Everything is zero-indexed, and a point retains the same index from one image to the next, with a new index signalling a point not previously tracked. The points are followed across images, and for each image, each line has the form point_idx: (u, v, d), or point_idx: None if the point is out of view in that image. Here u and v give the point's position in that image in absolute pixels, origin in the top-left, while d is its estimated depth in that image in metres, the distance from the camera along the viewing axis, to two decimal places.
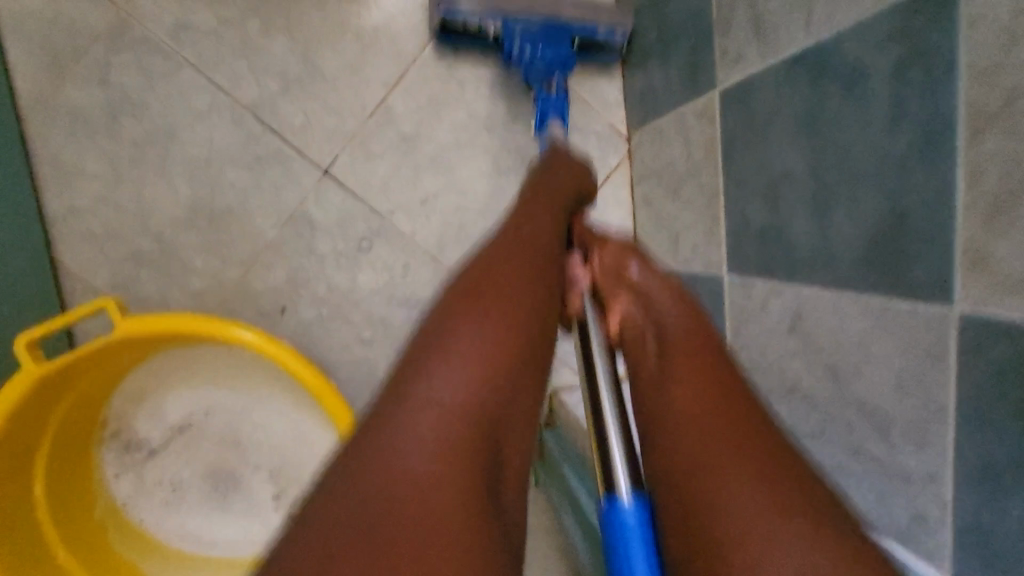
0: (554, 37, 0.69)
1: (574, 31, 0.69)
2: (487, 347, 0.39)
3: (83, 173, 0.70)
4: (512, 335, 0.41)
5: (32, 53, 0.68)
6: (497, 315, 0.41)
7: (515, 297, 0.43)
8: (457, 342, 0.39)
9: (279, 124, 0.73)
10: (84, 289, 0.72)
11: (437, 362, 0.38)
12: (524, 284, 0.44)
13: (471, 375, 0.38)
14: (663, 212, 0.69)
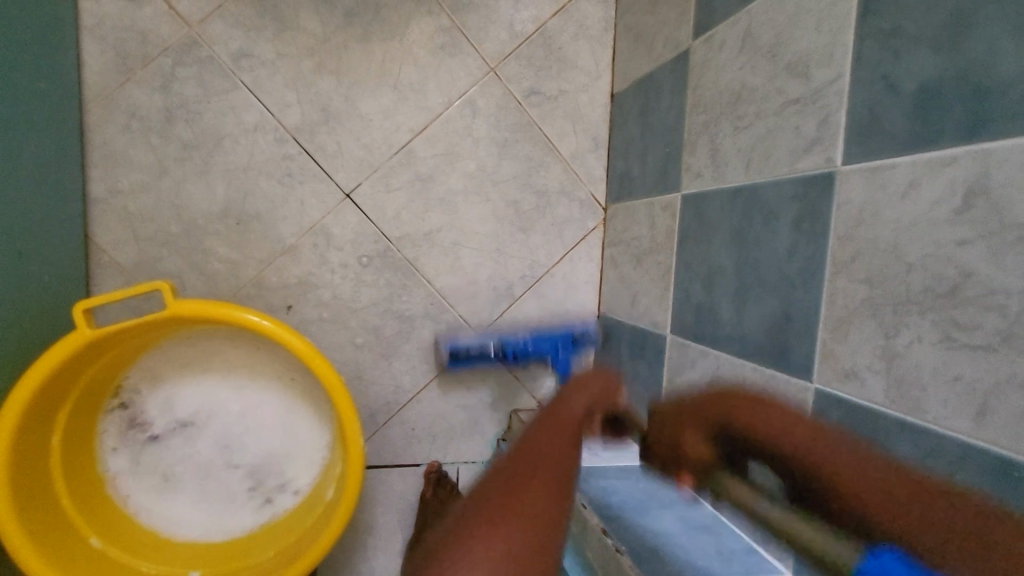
0: (545, 332, 0.89)
1: (562, 324, 0.91)
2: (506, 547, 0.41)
3: (131, 164, 0.78)
4: (514, 537, 0.42)
5: (105, 53, 0.76)
6: (512, 519, 0.43)
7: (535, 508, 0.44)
8: (466, 550, 0.41)
9: (314, 149, 0.84)
10: (110, 264, 0.79)
11: (465, 542, 0.42)
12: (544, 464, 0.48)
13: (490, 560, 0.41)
14: (627, 274, 0.84)
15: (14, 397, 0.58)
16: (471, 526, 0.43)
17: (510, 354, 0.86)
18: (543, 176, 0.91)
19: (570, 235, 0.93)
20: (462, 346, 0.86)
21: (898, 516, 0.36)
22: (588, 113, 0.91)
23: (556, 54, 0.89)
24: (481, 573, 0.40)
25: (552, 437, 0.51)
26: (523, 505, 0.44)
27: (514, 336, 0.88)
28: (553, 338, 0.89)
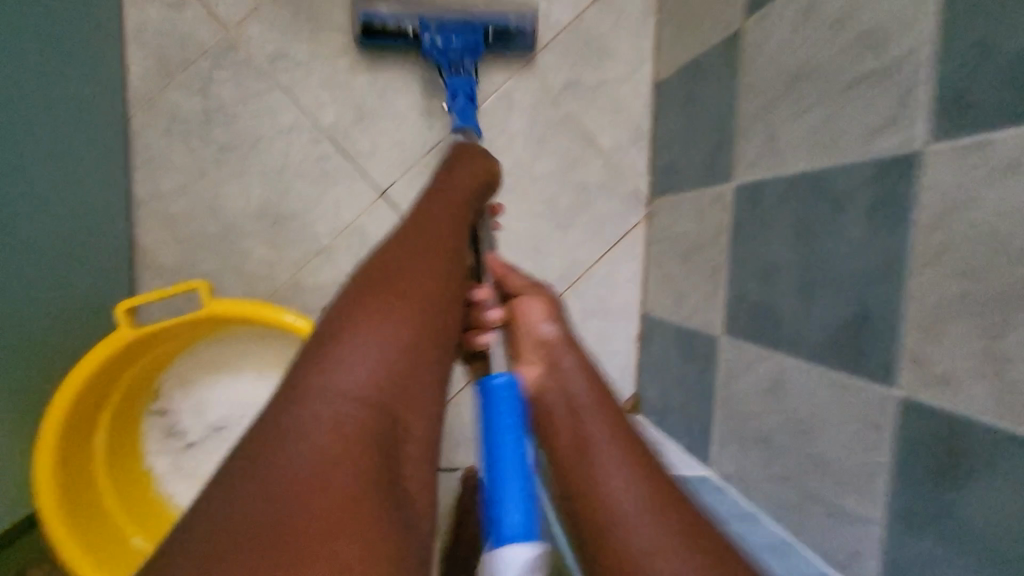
0: (465, 28, 0.79)
1: (483, 23, 0.79)
2: (386, 325, 0.38)
3: (171, 167, 0.79)
4: (406, 319, 0.39)
5: (146, 58, 0.77)
6: (386, 303, 0.39)
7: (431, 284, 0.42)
8: (343, 352, 0.36)
9: (348, 148, 0.83)
10: (152, 267, 0.80)
11: (333, 354, 0.36)
12: (426, 265, 0.43)
13: (372, 354, 0.37)
14: (672, 273, 0.80)
15: (57, 402, 0.58)
16: (321, 353, 0.37)
17: (444, 59, 0.79)
18: (582, 171, 0.87)
19: (610, 232, 0.89)
20: (379, 18, 0.76)
21: (655, 502, 0.38)
22: (628, 104, 0.87)
23: (594, 43, 0.85)
24: (375, 352, 0.37)
25: (438, 232, 0.47)
26: (383, 307, 0.39)
27: (437, 17, 0.78)
28: (462, 28, 0.79)
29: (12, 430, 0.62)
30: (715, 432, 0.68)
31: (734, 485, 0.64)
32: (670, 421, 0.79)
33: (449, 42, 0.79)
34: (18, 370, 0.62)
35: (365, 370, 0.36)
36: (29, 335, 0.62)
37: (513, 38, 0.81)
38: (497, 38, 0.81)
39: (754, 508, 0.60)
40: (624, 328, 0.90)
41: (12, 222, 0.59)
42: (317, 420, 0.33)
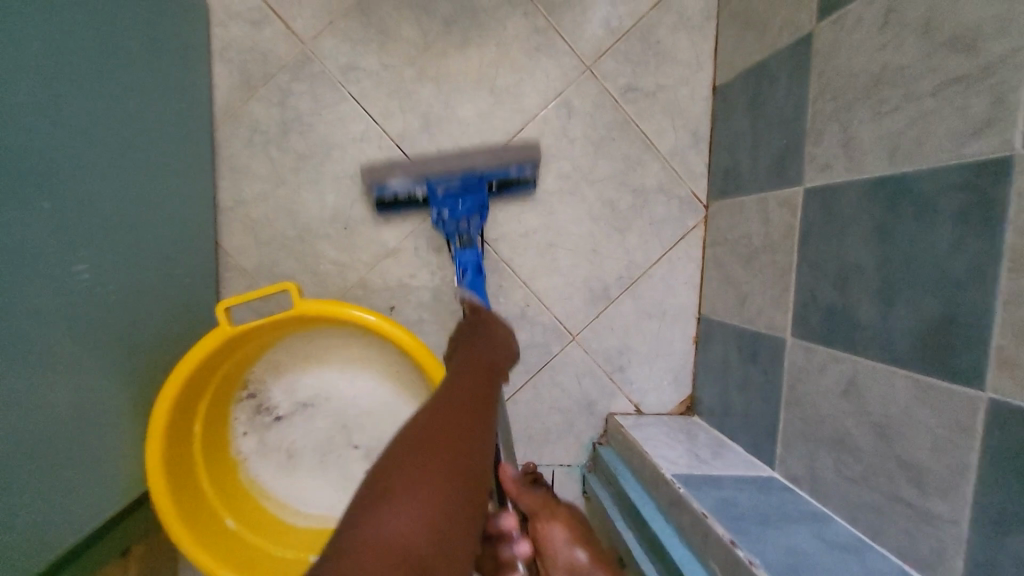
0: (471, 187, 0.83)
1: (489, 173, 0.83)
2: (433, 478, 0.41)
3: (252, 175, 0.84)
4: (441, 498, 0.39)
5: (231, 73, 0.83)
6: (428, 464, 0.41)
7: (458, 471, 0.42)
8: (389, 507, 0.37)
9: (415, 154, 0.86)
10: (236, 268, 0.86)
11: (387, 500, 0.37)
12: (460, 433, 0.46)
13: (416, 510, 0.37)
14: (734, 274, 0.80)
15: (167, 389, 0.64)
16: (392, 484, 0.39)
17: (454, 228, 0.84)
18: (640, 174, 0.88)
19: (668, 234, 0.89)
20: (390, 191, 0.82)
21: None
22: (688, 107, 0.87)
23: (655, 47, 0.86)
24: (410, 534, 0.36)
25: (467, 399, 0.53)
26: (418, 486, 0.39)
27: (443, 182, 0.82)
28: (469, 188, 0.83)
29: (127, 414, 0.69)
30: (782, 433, 0.68)
31: (803, 485, 0.64)
32: (731, 421, 0.80)
33: (454, 209, 0.83)
34: (130, 361, 0.69)
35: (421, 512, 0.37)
36: (132, 328, 0.68)
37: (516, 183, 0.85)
38: (501, 185, 0.86)
39: (824, 507, 0.60)
40: (681, 329, 0.91)
41: (116, 226, 0.65)
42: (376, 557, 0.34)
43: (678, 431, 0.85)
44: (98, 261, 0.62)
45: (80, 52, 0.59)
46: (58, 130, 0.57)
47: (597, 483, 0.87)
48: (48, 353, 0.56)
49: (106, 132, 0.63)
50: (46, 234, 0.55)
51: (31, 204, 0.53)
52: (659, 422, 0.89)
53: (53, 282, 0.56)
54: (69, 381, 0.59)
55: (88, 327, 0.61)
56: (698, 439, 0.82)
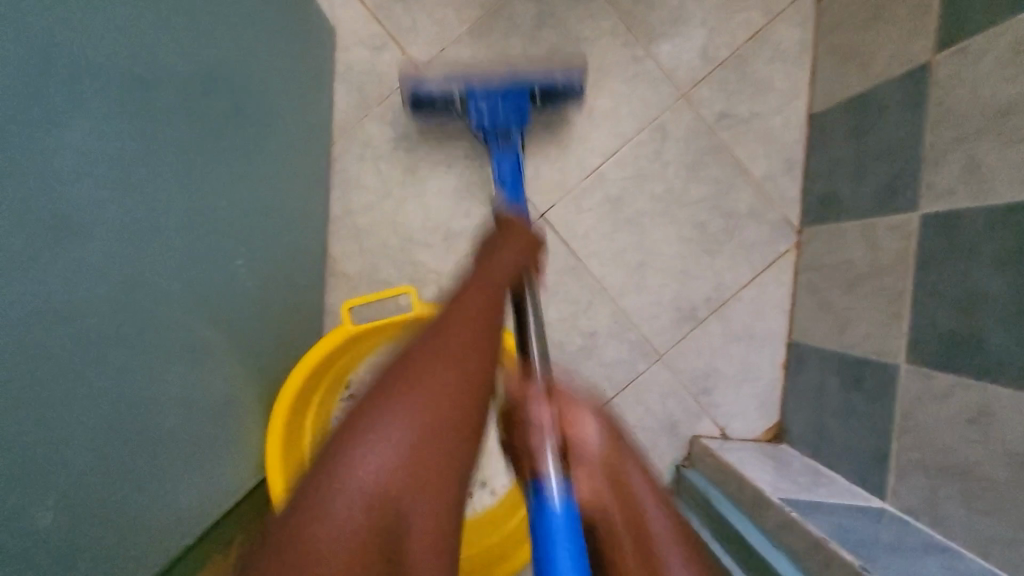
0: (513, 92, 0.83)
1: (530, 83, 0.83)
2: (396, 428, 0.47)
3: (362, 187, 0.90)
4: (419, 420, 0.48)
5: (350, 94, 0.89)
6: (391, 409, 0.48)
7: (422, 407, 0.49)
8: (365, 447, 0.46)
9: (514, 173, 0.90)
10: (341, 274, 0.91)
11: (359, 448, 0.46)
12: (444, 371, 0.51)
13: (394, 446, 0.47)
14: (833, 300, 0.80)
15: (293, 377, 0.67)
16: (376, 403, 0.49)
17: (491, 132, 0.85)
18: (733, 198, 0.90)
19: (759, 258, 0.90)
20: (426, 88, 0.81)
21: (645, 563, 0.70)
22: (781, 134, 0.89)
23: (751, 77, 0.89)
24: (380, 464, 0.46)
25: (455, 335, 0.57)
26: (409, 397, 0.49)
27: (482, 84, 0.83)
28: (511, 90, 0.83)
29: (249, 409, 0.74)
30: (894, 461, 0.67)
31: (920, 517, 0.62)
32: (830, 450, 0.78)
33: (495, 109, 0.84)
34: (254, 358, 0.74)
35: (397, 450, 0.47)
36: (256, 323, 0.73)
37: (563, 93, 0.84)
38: (545, 97, 0.85)
39: (949, 541, 0.58)
40: (770, 354, 0.90)
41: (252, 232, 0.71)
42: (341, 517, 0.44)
43: (770, 457, 0.84)
44: (239, 265, 0.69)
45: (244, 77, 0.67)
46: (229, 149, 0.65)
47: (684, 506, 0.86)
48: (195, 345, 0.62)
49: (256, 148, 0.71)
50: (205, 236, 0.61)
51: (198, 209, 0.60)
52: (748, 448, 0.88)
53: (206, 280, 0.62)
54: (208, 372, 0.65)
55: (226, 324, 0.67)
56: (793, 466, 0.81)
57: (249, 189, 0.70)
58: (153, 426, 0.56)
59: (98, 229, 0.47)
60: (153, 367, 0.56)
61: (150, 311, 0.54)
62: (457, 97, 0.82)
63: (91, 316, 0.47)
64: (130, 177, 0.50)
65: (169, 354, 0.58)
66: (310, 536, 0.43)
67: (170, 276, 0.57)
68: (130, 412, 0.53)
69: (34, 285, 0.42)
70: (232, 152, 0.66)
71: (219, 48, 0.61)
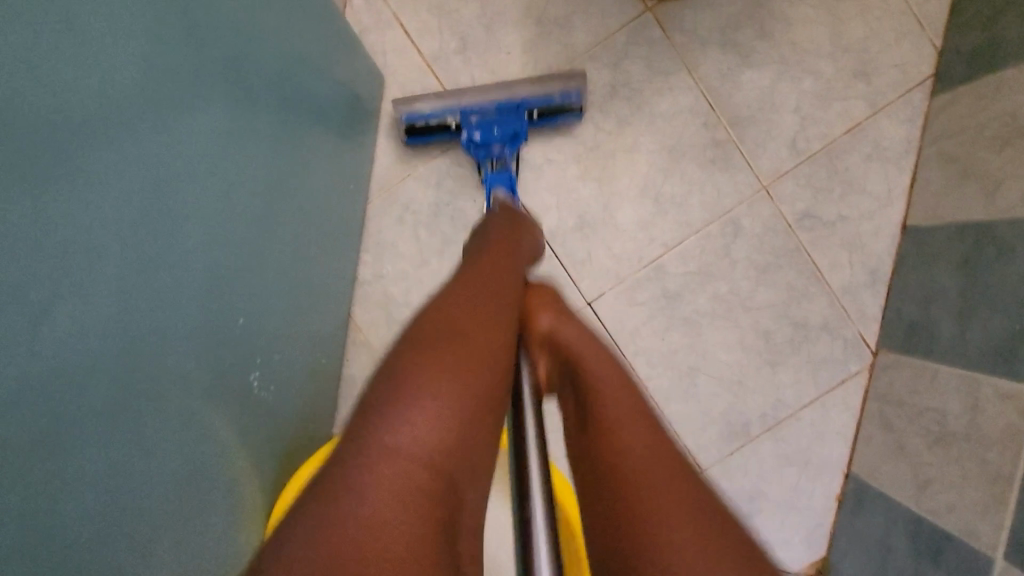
0: (505, 112, 0.75)
1: (523, 100, 0.75)
2: (443, 386, 0.42)
3: (396, 254, 0.82)
4: (482, 346, 0.46)
5: (394, 150, 0.81)
6: (453, 348, 0.44)
7: (465, 402, 0.42)
8: (425, 384, 0.41)
9: (565, 254, 0.81)
10: (363, 344, 0.83)
11: (414, 388, 0.41)
12: (489, 333, 0.47)
13: (447, 403, 0.41)
14: (914, 448, 0.70)
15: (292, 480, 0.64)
16: (398, 391, 0.40)
17: (484, 153, 0.75)
18: (805, 308, 0.80)
19: (826, 378, 0.80)
20: (418, 116, 0.75)
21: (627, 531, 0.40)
22: (870, 243, 0.79)
23: (843, 176, 0.79)
24: (439, 400, 0.41)
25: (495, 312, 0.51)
26: (436, 386, 0.41)
27: (478, 108, 0.75)
28: (505, 109, 0.75)
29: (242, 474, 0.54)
30: None
31: None
32: None
33: (490, 122, 0.75)
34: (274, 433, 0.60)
35: (441, 433, 0.40)
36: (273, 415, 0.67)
37: (557, 114, 0.76)
38: (543, 115, 0.76)
39: None
40: (823, 483, 0.81)
41: (279, 277, 0.58)
42: (350, 523, 0.35)
43: None
44: (263, 304, 0.54)
45: (294, 144, 0.59)
46: (277, 223, 0.57)
47: None
48: (206, 319, 0.44)
49: (297, 218, 0.62)
50: (229, 192, 0.46)
51: (234, 109, 0.45)
52: None
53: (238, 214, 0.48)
54: (202, 376, 0.45)
55: (215, 332, 0.46)
56: None
57: (275, 195, 0.55)
58: (131, 369, 0.36)
59: (155, 57, 0.35)
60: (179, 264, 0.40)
61: (192, 165, 0.40)
62: (453, 123, 0.75)
63: (136, 151, 0.34)
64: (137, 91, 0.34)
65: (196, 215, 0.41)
66: (359, 512, 0.35)
67: (212, 389, 0.46)
68: (98, 412, 0.34)
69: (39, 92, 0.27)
70: (263, 133, 0.51)
71: (283, 119, 0.55)
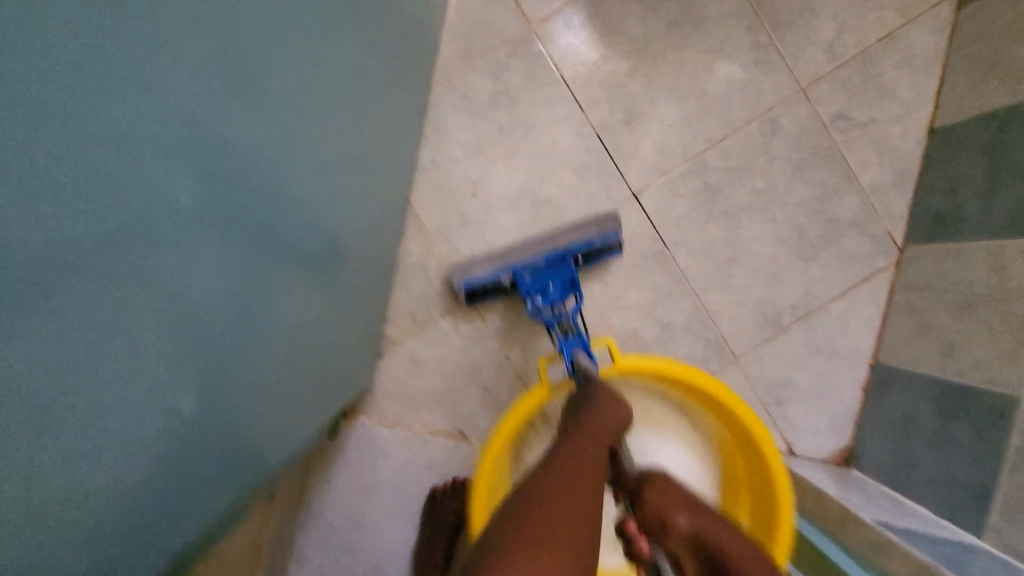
0: (557, 266, 0.79)
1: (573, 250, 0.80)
2: (551, 553, 0.45)
3: (453, 141, 0.86)
4: (576, 507, 0.49)
5: (455, 42, 0.85)
6: (556, 512, 0.48)
7: (558, 553, 0.45)
8: (535, 559, 0.44)
9: (613, 146, 0.86)
10: (419, 228, 0.86)
11: (523, 553, 0.44)
12: (575, 492, 0.50)
13: (550, 569, 0.44)
14: (941, 323, 0.75)
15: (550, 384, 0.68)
16: (514, 551, 0.44)
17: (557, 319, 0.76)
18: (837, 205, 0.85)
19: (855, 271, 0.86)
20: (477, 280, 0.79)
21: None
22: (899, 145, 0.84)
23: (875, 82, 0.84)
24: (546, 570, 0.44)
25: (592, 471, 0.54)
26: (542, 547, 0.45)
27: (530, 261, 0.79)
28: (556, 263, 0.79)
29: (210, 500, 0.48)
30: (998, 499, 0.62)
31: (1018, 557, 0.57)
32: (913, 481, 0.74)
33: (546, 287, 0.78)
34: (235, 480, 0.53)
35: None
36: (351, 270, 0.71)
37: (601, 255, 0.82)
38: (587, 258, 0.82)
39: None
40: (849, 372, 0.86)
41: (325, 205, 0.58)
42: None
43: (842, 480, 0.80)
44: (271, 358, 0.54)
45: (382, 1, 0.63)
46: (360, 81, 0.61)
47: None
48: (224, 323, 0.43)
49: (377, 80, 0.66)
50: (295, 171, 0.49)
51: (323, 50, 0.49)
52: (816, 468, 0.84)
53: (283, 239, 0.50)
54: (210, 376, 0.42)
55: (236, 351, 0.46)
56: (870, 491, 0.77)
57: (326, 183, 0.57)
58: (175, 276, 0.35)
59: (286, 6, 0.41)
60: (213, 248, 0.39)
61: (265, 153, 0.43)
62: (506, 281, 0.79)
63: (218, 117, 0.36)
64: (246, 63, 0.38)
65: (243, 209, 0.42)
66: None
67: (219, 346, 0.43)
68: (135, 369, 0.34)
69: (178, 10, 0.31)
70: (332, 128, 0.55)
71: None
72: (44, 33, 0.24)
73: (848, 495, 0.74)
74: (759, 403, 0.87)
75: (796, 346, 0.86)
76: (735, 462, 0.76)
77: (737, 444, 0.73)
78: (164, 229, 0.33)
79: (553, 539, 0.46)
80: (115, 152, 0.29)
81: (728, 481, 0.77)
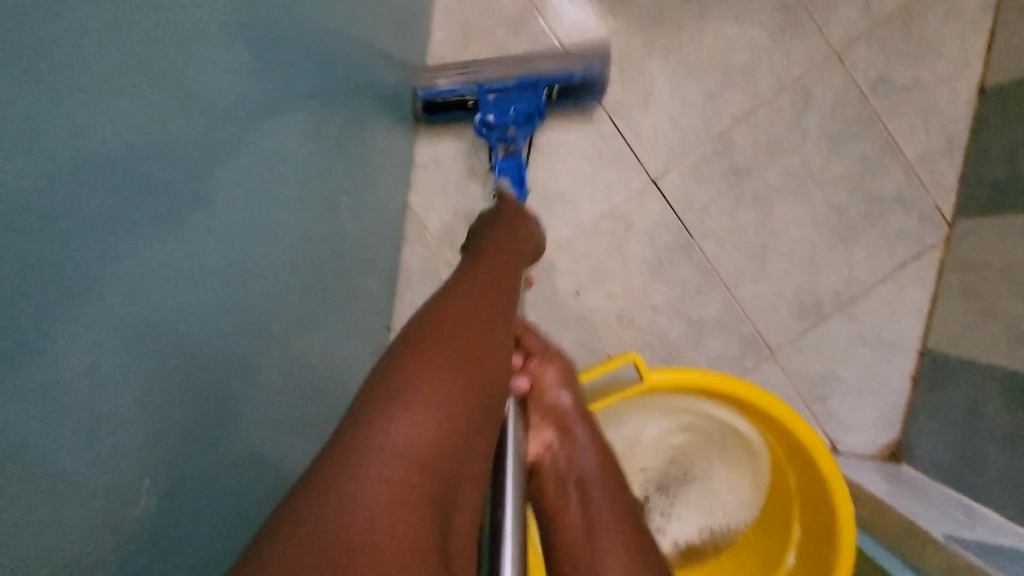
0: (522, 92, 0.71)
1: (546, 80, 0.71)
2: (440, 373, 0.36)
3: (453, 135, 0.79)
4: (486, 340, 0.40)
5: (448, 25, 0.77)
6: (448, 335, 0.38)
7: (446, 364, 0.37)
8: (423, 380, 0.35)
9: (629, 130, 0.78)
10: (423, 233, 0.80)
11: (409, 372, 0.35)
12: (482, 315, 0.42)
13: (445, 397, 0.35)
14: (1004, 307, 0.68)
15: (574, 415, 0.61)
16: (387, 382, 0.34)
17: (496, 134, 0.72)
18: (879, 180, 0.77)
19: (902, 252, 0.78)
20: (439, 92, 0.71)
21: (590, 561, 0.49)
22: (947, 110, 0.76)
23: (918, 40, 0.76)
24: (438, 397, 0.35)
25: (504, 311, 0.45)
26: (430, 367, 0.36)
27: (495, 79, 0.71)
28: (523, 89, 0.71)
29: None
30: None
31: None
32: (979, 479, 0.68)
33: (506, 110, 0.71)
34: None
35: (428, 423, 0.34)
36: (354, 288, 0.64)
37: (578, 91, 0.74)
38: (562, 93, 0.73)
39: None
40: (898, 361, 0.79)
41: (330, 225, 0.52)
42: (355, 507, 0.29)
43: (898, 481, 0.74)
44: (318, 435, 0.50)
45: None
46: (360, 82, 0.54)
47: None
48: (254, 398, 0.39)
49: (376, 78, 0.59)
50: (300, 209, 0.44)
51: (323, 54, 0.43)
52: (869, 468, 0.78)
53: (301, 301, 0.46)
54: (249, 460, 0.39)
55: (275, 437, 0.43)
56: (931, 494, 0.71)
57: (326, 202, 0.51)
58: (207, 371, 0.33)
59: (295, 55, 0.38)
60: (238, 319, 0.36)
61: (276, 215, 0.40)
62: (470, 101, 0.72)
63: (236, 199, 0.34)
64: (260, 118, 0.35)
65: (263, 266, 0.38)
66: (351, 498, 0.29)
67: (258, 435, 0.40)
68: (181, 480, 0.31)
69: (198, 71, 0.28)
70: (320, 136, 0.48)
71: None
72: (79, 132, 0.22)
73: (911, 501, 0.68)
74: (801, 400, 0.80)
75: (839, 337, 0.79)
76: (785, 476, 0.69)
77: (788, 456, 0.67)
78: (187, 303, 0.30)
79: (445, 363, 0.37)
80: (143, 236, 0.26)
81: (774, 494, 0.71)
